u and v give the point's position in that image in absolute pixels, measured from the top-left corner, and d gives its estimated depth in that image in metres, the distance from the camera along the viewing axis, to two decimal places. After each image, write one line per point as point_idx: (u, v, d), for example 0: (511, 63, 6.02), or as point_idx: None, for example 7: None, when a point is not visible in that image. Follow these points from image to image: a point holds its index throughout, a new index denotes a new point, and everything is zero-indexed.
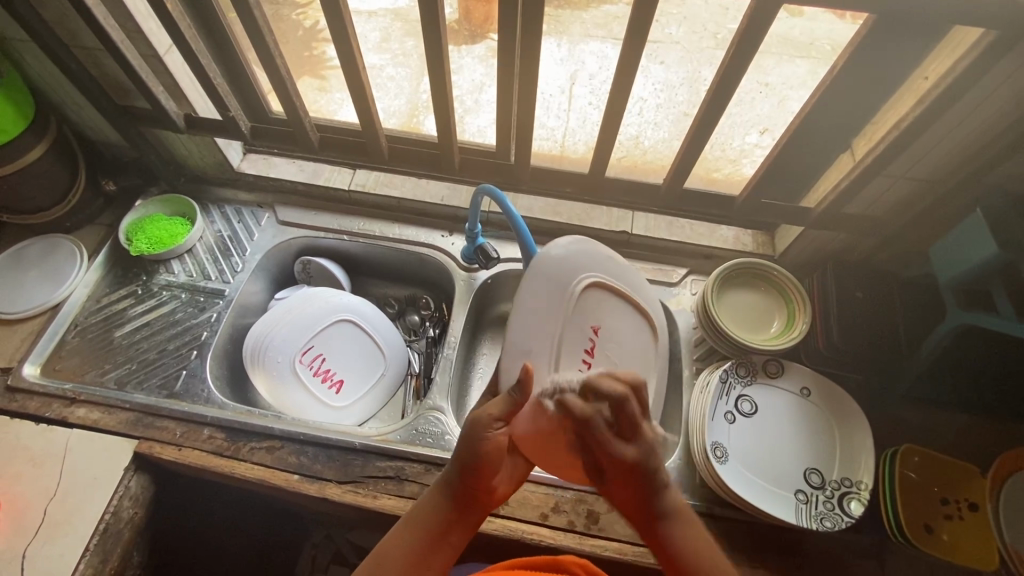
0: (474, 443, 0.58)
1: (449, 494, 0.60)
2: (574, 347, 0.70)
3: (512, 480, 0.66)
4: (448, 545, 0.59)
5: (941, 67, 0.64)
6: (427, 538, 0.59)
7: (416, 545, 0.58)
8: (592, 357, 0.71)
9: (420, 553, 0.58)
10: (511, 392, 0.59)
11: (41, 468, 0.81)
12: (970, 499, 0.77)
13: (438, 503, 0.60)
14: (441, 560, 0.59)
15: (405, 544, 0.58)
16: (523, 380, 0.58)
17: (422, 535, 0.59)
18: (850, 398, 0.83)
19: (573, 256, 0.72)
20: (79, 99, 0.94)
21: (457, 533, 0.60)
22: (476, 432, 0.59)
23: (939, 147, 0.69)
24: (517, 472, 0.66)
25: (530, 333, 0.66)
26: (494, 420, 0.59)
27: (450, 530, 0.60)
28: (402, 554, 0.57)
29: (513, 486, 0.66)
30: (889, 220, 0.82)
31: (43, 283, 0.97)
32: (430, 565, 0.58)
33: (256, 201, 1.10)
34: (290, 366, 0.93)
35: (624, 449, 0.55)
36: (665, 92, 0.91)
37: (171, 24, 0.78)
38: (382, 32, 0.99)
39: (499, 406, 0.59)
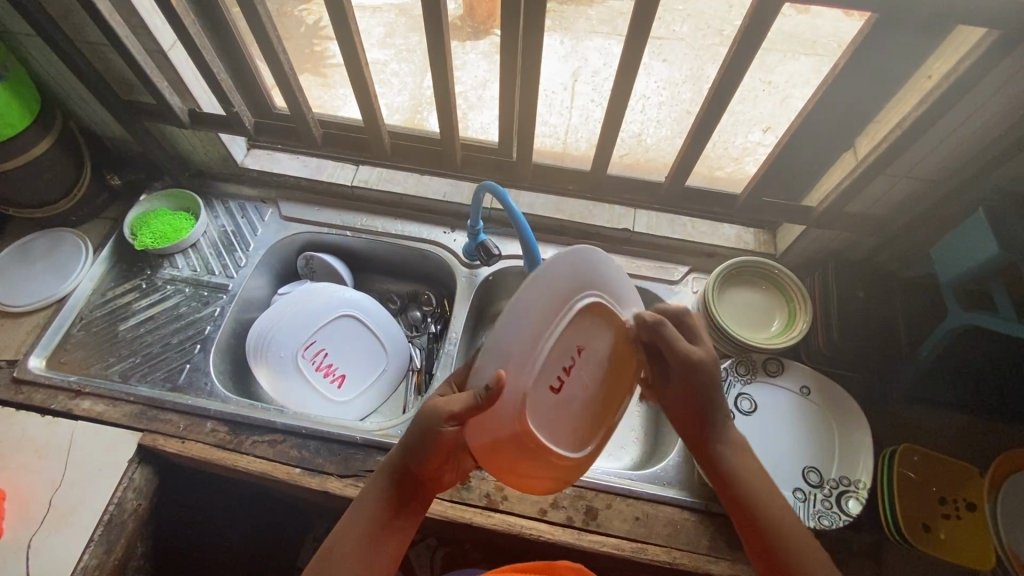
0: (428, 432, 0.58)
1: (393, 485, 0.62)
2: (557, 365, 0.56)
3: (457, 471, 0.67)
4: (394, 537, 0.60)
5: (945, 66, 0.64)
6: (372, 530, 0.59)
7: (361, 537, 0.59)
8: (569, 378, 0.58)
9: (369, 543, 0.59)
10: (474, 395, 0.53)
11: (47, 459, 0.82)
12: (968, 499, 0.77)
13: (383, 494, 0.61)
14: (389, 549, 0.60)
15: (354, 538, 0.59)
16: (492, 391, 0.51)
17: (367, 529, 0.59)
18: (848, 395, 0.83)
19: (576, 270, 0.56)
20: (85, 93, 0.95)
21: (401, 523, 0.61)
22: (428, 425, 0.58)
23: (943, 146, 0.69)
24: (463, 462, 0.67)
25: (518, 338, 0.52)
26: (450, 419, 0.56)
27: (394, 523, 0.61)
28: (350, 546, 0.58)
29: (459, 476, 0.68)
30: (891, 220, 0.82)
31: (48, 277, 0.98)
32: (381, 557, 0.59)
33: (259, 196, 1.10)
34: (293, 361, 0.94)
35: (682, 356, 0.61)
36: (667, 89, 0.91)
37: (176, 20, 0.79)
38: (387, 27, 1.06)
39: (456, 405, 0.55)
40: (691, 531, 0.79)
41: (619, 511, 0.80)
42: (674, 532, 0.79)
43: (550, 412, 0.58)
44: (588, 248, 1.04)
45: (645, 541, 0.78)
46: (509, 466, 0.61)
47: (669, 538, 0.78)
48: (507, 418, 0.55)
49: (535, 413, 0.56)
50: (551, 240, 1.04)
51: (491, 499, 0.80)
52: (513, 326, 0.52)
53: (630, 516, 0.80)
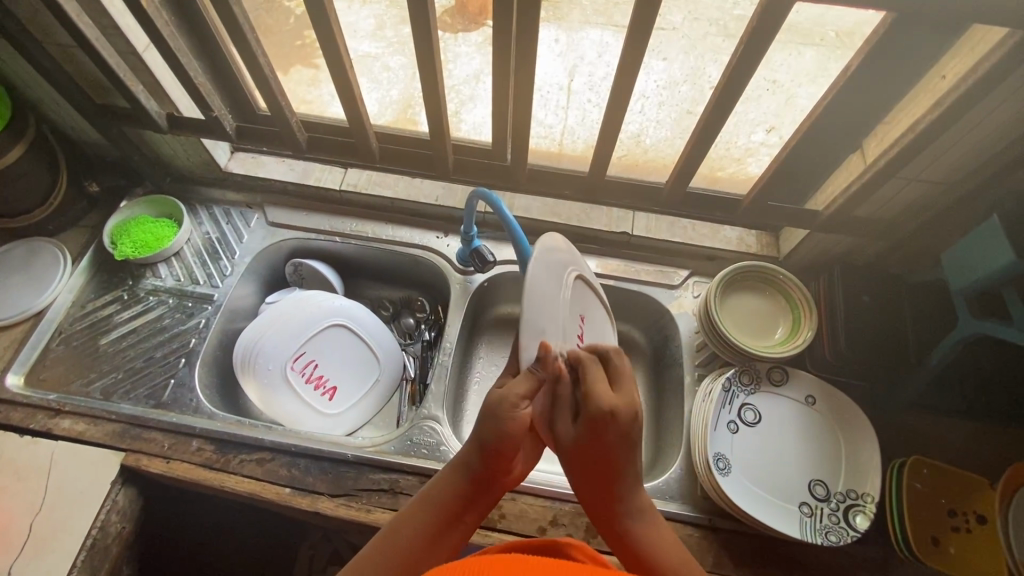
0: (500, 422, 0.52)
1: (462, 476, 0.56)
2: (570, 330, 0.63)
3: (527, 459, 0.60)
4: (460, 528, 0.56)
5: (959, 66, 0.61)
6: (439, 519, 0.55)
7: (427, 525, 0.55)
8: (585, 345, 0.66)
9: (434, 532, 0.54)
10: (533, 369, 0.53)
11: (26, 482, 0.79)
12: (978, 511, 0.75)
13: (452, 483, 0.56)
14: (453, 539, 0.55)
15: (418, 523, 0.55)
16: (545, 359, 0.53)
17: (435, 516, 0.55)
18: (854, 405, 0.81)
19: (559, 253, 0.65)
20: (56, 97, 0.90)
21: (469, 513, 0.56)
22: (502, 411, 0.52)
23: (955, 149, 0.66)
24: (534, 449, 0.61)
25: (545, 313, 0.57)
26: (520, 399, 0.52)
27: (462, 512, 0.56)
28: (413, 535, 0.54)
29: (532, 466, 0.61)
30: (899, 224, 0.79)
31: (25, 289, 0.95)
32: (444, 545, 0.55)
33: (244, 201, 1.06)
34: (281, 374, 0.90)
35: (605, 398, 0.52)
36: (666, 88, 0.85)
37: (146, 20, 0.74)
38: (376, 19, 0.88)
39: (524, 383, 0.52)
40: (694, 549, 0.76)
41: None
42: None
43: None
44: (586, 253, 1.00)
45: None
46: None
47: None
48: (560, 382, 0.57)
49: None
50: None
51: (489, 518, 0.78)
52: (538, 300, 0.57)
53: None
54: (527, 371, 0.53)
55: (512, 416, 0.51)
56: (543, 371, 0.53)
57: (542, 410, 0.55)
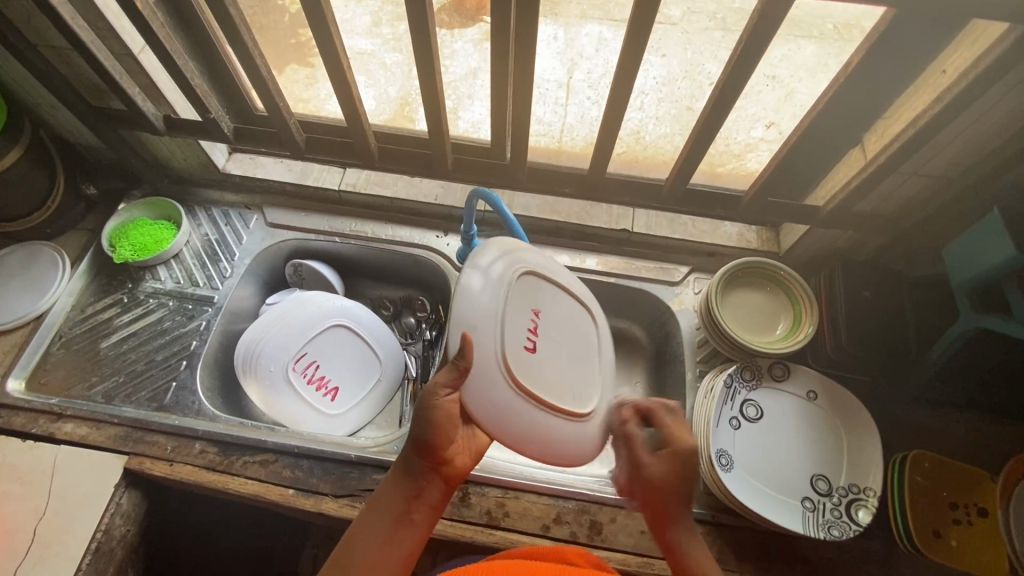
0: (427, 410, 0.59)
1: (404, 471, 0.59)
2: (517, 327, 0.65)
3: (472, 454, 0.64)
4: (412, 527, 0.57)
5: (960, 61, 0.60)
6: (387, 521, 0.57)
7: (380, 526, 0.57)
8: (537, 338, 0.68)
9: (384, 535, 0.56)
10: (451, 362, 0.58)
11: (30, 487, 0.79)
12: (979, 504, 0.75)
13: (394, 483, 0.59)
14: (405, 539, 0.57)
15: (367, 534, 0.56)
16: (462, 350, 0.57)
17: (384, 515, 0.57)
18: (856, 400, 0.81)
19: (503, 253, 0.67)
20: (52, 100, 0.90)
21: (418, 512, 0.58)
22: (426, 401, 0.59)
23: (957, 144, 0.66)
24: (478, 443, 0.65)
25: (479, 312, 0.61)
26: (442, 388, 0.58)
27: (412, 509, 0.58)
28: (364, 545, 0.55)
29: (477, 460, 0.64)
30: (899, 219, 0.79)
31: (24, 293, 0.94)
32: (396, 547, 0.56)
33: (243, 202, 1.06)
34: (282, 375, 0.90)
35: (649, 464, 0.59)
36: (666, 85, 0.85)
37: (142, 23, 0.74)
38: (372, 16, 0.88)
39: (447, 374, 0.58)
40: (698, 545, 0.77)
41: (624, 525, 0.78)
42: None
43: (535, 372, 0.65)
44: (586, 250, 1.00)
45: (651, 556, 0.76)
46: (519, 432, 0.62)
47: None
48: (495, 380, 0.60)
49: (518, 368, 0.63)
50: (548, 242, 1.01)
51: (493, 516, 0.78)
52: (470, 301, 0.61)
53: (636, 529, 0.78)
54: (447, 363, 0.58)
55: (432, 403, 0.58)
56: (460, 361, 0.57)
57: (467, 401, 0.59)
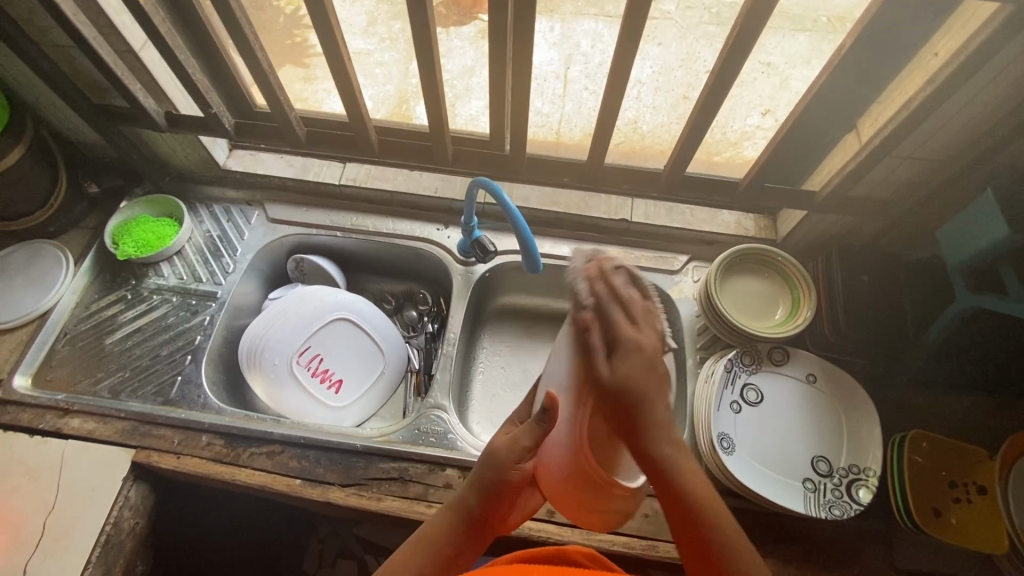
0: (502, 465, 0.57)
1: (461, 518, 0.57)
2: None
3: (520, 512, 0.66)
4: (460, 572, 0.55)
5: (951, 44, 0.62)
6: (436, 562, 0.55)
7: (428, 570, 0.54)
8: None
9: None
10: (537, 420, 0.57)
11: (39, 481, 0.80)
12: (979, 482, 0.76)
13: (450, 529, 0.56)
14: None
15: (414, 566, 0.54)
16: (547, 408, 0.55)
17: (436, 557, 0.55)
18: (854, 382, 0.82)
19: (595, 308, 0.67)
20: (54, 99, 0.90)
21: (463, 556, 0.56)
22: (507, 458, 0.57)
23: (949, 126, 0.67)
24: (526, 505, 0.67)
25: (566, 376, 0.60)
26: (524, 451, 0.57)
27: (457, 555, 0.56)
28: None
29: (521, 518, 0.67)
30: (895, 203, 0.81)
31: (28, 291, 0.95)
32: None
33: (244, 199, 1.07)
34: (287, 368, 0.91)
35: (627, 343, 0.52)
36: (662, 74, 0.86)
37: (145, 18, 0.75)
38: (368, 15, 0.92)
39: (529, 435, 0.57)
40: None
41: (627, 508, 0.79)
42: None
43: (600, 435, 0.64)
44: (586, 241, 1.01)
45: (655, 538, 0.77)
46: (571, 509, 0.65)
47: None
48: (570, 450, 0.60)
49: None
50: (548, 233, 1.02)
51: None
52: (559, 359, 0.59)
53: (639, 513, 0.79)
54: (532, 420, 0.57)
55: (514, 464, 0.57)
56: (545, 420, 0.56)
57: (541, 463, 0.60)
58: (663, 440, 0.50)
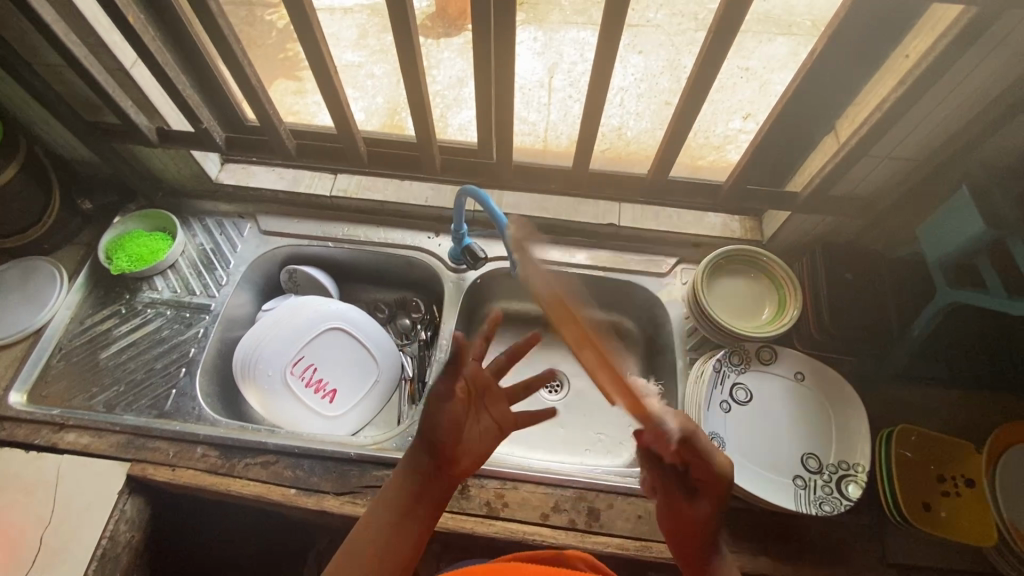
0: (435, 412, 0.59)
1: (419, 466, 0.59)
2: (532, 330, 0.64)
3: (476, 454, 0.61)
4: (416, 519, 0.57)
5: (921, 46, 0.63)
6: (396, 508, 0.57)
7: (392, 517, 0.56)
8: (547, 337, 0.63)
9: (393, 523, 0.56)
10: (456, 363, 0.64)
11: (36, 496, 0.81)
12: (966, 475, 0.77)
13: (404, 475, 0.58)
14: (413, 530, 0.56)
15: (378, 513, 0.57)
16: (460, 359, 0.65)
17: (399, 500, 0.57)
18: (841, 378, 0.83)
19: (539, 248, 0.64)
20: (47, 117, 0.91)
21: (424, 504, 0.58)
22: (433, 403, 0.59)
23: (923, 126, 0.69)
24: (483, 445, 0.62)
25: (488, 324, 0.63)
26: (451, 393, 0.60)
27: (418, 501, 0.58)
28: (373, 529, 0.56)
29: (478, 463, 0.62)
30: (875, 202, 0.82)
31: (22, 308, 0.96)
32: (404, 542, 0.55)
33: (236, 212, 1.08)
34: (281, 378, 0.92)
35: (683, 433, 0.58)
36: (644, 81, 0.88)
37: (134, 36, 0.76)
38: (359, 28, 0.98)
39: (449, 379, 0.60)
40: None
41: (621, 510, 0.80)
42: None
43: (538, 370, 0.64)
44: (575, 246, 1.03)
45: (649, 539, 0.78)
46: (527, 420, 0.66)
47: None
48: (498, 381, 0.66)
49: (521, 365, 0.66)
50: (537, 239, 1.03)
51: (492, 507, 0.80)
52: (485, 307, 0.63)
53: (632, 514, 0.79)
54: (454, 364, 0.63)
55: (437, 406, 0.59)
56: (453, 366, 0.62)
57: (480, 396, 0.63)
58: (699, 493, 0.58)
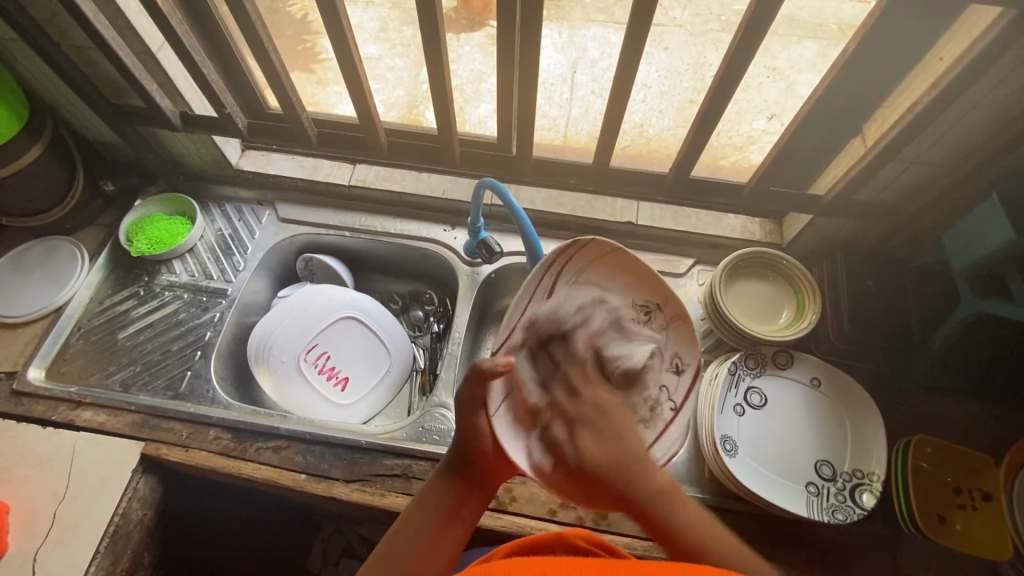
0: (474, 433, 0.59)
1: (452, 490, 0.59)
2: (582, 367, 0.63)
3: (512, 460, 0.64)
4: (457, 527, 0.57)
5: (956, 49, 0.62)
6: (438, 515, 0.57)
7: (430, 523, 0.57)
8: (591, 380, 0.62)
9: (435, 527, 0.56)
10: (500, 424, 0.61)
11: (51, 471, 0.82)
12: (983, 489, 0.76)
13: (437, 484, 0.60)
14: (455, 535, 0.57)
15: (418, 523, 0.57)
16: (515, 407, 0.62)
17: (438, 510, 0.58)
18: (858, 385, 0.82)
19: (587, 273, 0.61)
20: (73, 99, 0.93)
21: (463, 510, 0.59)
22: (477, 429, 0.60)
23: (954, 131, 0.67)
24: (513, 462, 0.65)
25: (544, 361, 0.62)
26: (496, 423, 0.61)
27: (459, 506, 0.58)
28: (412, 538, 0.55)
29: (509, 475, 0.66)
30: (901, 207, 0.81)
31: (43, 286, 0.97)
32: (445, 550, 0.55)
33: (255, 198, 1.08)
34: (295, 365, 0.92)
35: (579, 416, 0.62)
36: (669, 78, 0.86)
37: (161, 20, 0.77)
38: (381, 22, 0.94)
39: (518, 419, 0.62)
40: None
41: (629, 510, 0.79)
42: None
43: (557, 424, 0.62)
44: None
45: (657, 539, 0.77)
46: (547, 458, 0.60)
47: None
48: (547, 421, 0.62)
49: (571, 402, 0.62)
50: (553, 235, 1.03)
51: (500, 501, 0.80)
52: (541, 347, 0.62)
53: None
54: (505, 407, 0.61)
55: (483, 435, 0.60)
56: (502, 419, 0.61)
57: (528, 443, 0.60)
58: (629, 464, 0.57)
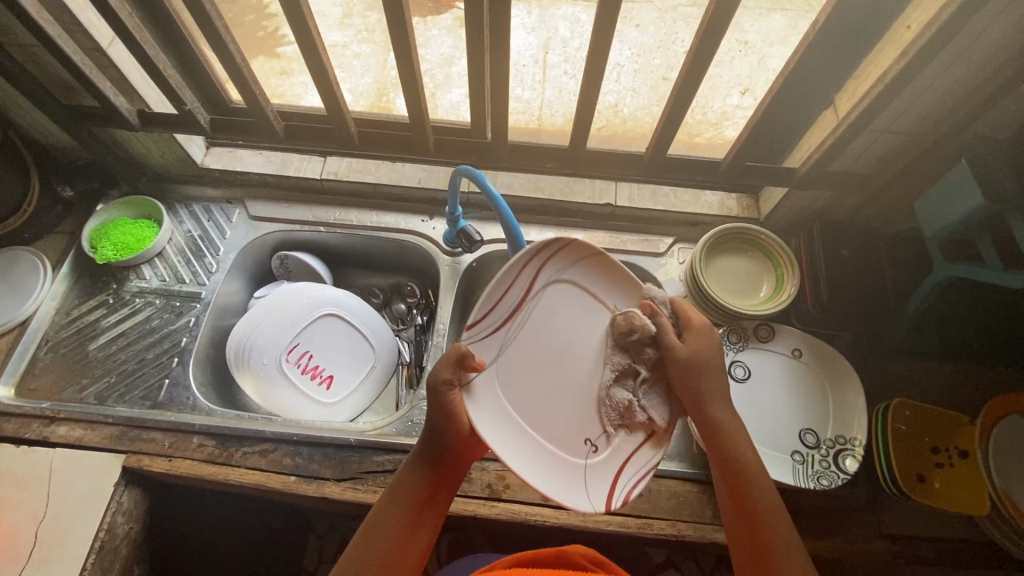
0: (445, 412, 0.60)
1: (422, 474, 0.61)
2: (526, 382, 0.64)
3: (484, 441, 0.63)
4: (424, 525, 0.59)
5: (924, 15, 0.63)
6: (410, 504, 0.59)
7: (394, 529, 0.58)
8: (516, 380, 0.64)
9: (410, 517, 0.59)
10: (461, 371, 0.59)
11: (28, 490, 0.79)
12: (959, 447, 0.79)
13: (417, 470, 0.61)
14: (423, 530, 0.59)
15: (395, 511, 0.59)
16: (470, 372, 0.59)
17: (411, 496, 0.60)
18: (840, 354, 0.84)
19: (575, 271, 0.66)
20: (21, 100, 0.88)
21: (441, 485, 0.61)
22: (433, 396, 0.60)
23: (924, 97, 0.68)
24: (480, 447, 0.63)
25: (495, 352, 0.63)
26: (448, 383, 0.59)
27: (425, 505, 0.60)
28: (393, 526, 0.58)
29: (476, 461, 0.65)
30: (873, 177, 0.82)
31: (5, 299, 0.93)
32: (416, 542, 0.58)
33: (224, 197, 1.05)
34: (277, 366, 0.90)
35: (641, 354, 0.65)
36: (641, 56, 0.85)
37: (111, 14, 0.73)
38: (342, 6, 0.87)
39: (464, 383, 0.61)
40: (693, 503, 0.79)
41: None
42: (676, 505, 0.79)
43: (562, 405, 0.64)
44: (571, 227, 1.02)
45: (650, 516, 0.79)
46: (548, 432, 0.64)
47: (672, 511, 0.79)
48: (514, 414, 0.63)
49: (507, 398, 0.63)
50: (533, 220, 1.02)
51: (494, 489, 0.80)
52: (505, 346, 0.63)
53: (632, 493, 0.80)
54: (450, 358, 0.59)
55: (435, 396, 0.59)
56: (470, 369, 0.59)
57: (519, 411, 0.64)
58: (747, 450, 0.61)
